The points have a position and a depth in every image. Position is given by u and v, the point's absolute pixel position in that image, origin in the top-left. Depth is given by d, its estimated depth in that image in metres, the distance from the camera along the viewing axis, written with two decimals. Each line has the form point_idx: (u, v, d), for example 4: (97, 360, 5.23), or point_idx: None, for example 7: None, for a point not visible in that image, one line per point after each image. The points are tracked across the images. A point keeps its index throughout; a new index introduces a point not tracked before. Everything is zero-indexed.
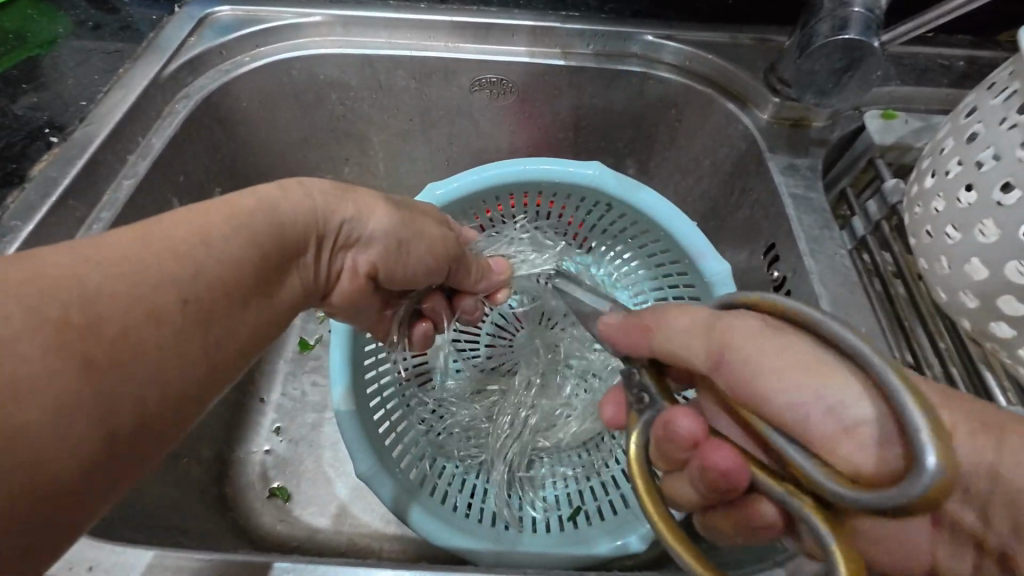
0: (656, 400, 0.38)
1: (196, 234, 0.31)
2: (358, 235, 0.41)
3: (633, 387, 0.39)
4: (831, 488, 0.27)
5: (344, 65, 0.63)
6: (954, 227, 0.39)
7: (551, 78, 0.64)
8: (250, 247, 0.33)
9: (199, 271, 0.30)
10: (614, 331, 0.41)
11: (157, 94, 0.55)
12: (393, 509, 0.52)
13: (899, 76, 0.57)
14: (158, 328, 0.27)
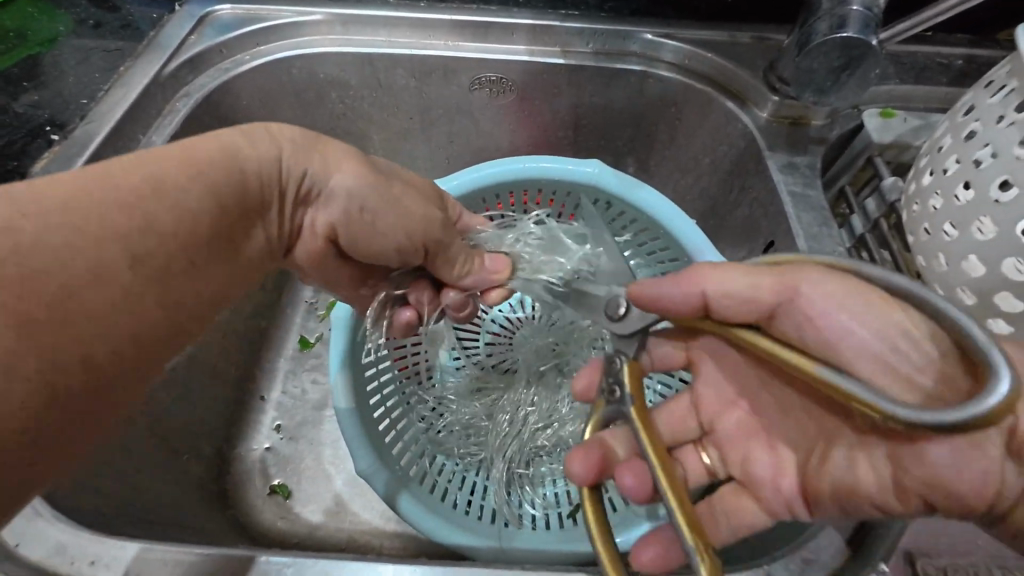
0: (626, 396, 0.39)
1: (148, 182, 0.32)
2: (321, 190, 0.42)
3: (608, 377, 0.41)
4: (903, 411, 0.27)
5: (344, 63, 0.63)
6: (952, 224, 0.40)
7: (551, 76, 0.64)
8: (205, 198, 0.35)
9: (149, 225, 0.32)
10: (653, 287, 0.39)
11: (157, 92, 0.55)
12: (388, 501, 0.53)
13: (898, 75, 0.57)
14: (102, 285, 0.30)
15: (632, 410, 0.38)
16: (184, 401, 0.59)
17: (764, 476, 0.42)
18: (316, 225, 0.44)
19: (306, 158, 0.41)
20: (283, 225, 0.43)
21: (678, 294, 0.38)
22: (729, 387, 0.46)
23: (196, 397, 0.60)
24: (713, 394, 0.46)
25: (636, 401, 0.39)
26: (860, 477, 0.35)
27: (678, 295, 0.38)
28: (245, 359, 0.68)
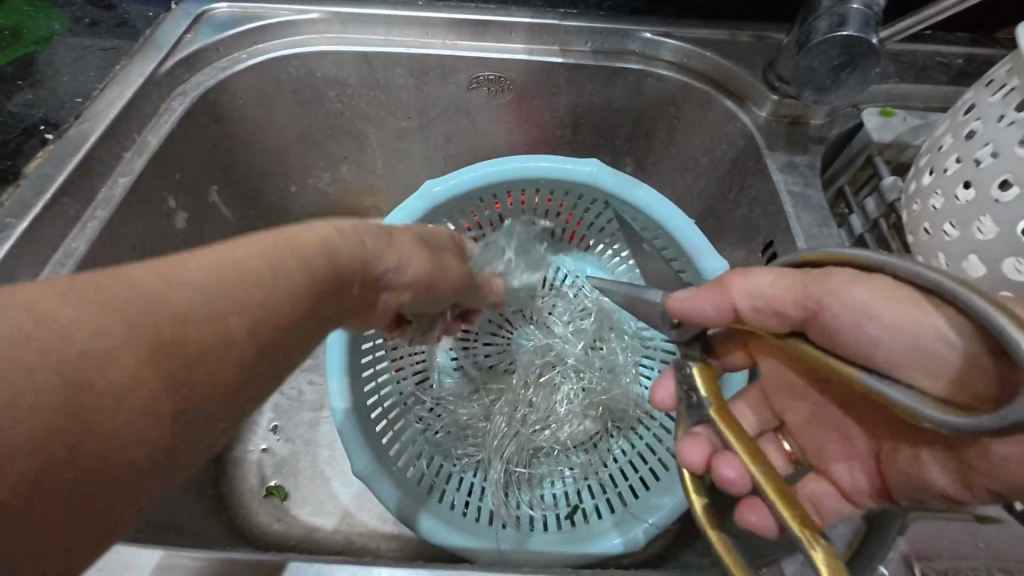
0: (703, 400, 0.38)
1: (257, 258, 0.25)
2: (397, 281, 0.35)
3: (683, 386, 0.40)
4: (931, 413, 0.28)
5: (342, 62, 0.63)
6: (953, 224, 0.39)
7: (550, 75, 0.64)
8: (296, 275, 0.26)
9: (250, 298, 0.24)
10: (688, 303, 0.40)
11: (153, 91, 0.54)
12: (399, 514, 0.52)
13: (898, 73, 0.56)
14: (212, 359, 0.22)
15: (711, 411, 0.37)
16: None
17: (842, 474, 0.42)
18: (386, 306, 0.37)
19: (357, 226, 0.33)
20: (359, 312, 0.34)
21: (711, 310, 0.39)
22: (794, 378, 0.44)
23: None
24: (784, 382, 0.45)
25: (714, 402, 0.38)
26: (927, 475, 0.35)
27: (712, 311, 0.39)
28: None
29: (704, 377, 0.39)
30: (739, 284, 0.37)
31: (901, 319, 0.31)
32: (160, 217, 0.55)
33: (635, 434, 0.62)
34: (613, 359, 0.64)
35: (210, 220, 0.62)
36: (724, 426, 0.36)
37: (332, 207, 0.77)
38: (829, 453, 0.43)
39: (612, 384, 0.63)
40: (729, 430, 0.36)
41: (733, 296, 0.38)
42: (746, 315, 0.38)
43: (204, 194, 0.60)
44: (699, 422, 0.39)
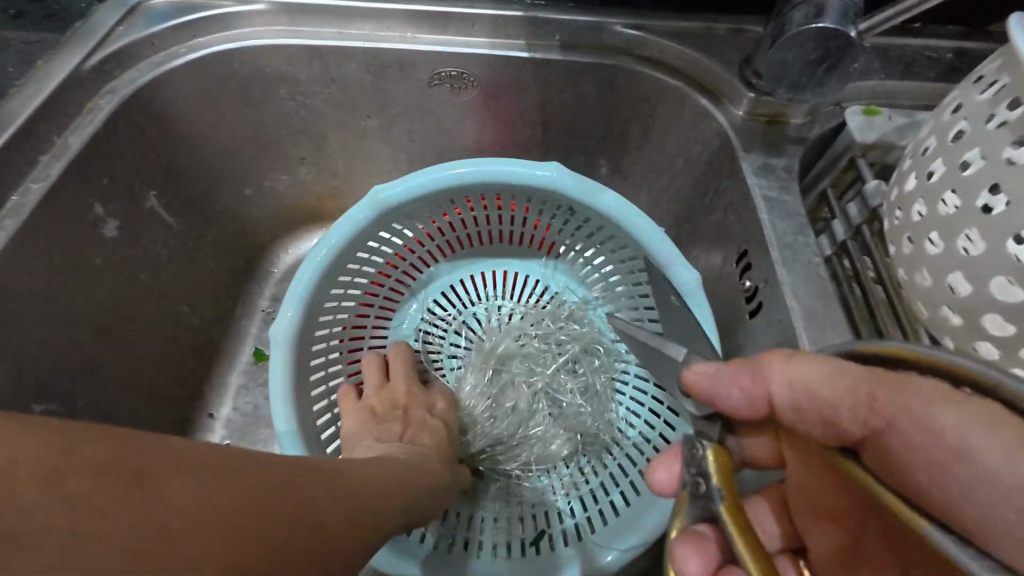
0: (713, 491, 0.34)
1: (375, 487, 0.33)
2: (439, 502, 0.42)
3: (690, 467, 0.36)
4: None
5: (292, 57, 0.58)
6: (937, 235, 0.36)
7: (515, 71, 0.60)
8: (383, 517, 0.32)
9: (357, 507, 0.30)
10: (713, 381, 0.36)
11: (76, 89, 0.50)
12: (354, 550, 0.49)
13: (882, 69, 0.53)
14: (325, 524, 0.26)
15: (721, 507, 0.33)
16: (115, 425, 0.54)
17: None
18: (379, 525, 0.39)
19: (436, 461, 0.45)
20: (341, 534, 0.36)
21: (739, 396, 0.35)
22: (831, 503, 0.39)
23: (131, 419, 0.56)
24: (811, 500, 0.40)
25: (727, 496, 0.33)
26: None
27: (740, 397, 0.35)
28: (192, 374, 0.64)
29: (717, 463, 0.35)
30: (778, 370, 0.33)
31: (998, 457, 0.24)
32: (86, 227, 0.51)
33: (607, 457, 0.58)
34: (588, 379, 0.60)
35: (150, 228, 0.58)
36: (736, 532, 0.31)
37: (291, 210, 0.73)
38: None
39: (586, 406, 0.59)
40: (742, 537, 0.31)
41: (769, 384, 0.34)
42: (781, 410, 0.34)
43: (142, 199, 0.56)
44: (700, 519, 0.35)
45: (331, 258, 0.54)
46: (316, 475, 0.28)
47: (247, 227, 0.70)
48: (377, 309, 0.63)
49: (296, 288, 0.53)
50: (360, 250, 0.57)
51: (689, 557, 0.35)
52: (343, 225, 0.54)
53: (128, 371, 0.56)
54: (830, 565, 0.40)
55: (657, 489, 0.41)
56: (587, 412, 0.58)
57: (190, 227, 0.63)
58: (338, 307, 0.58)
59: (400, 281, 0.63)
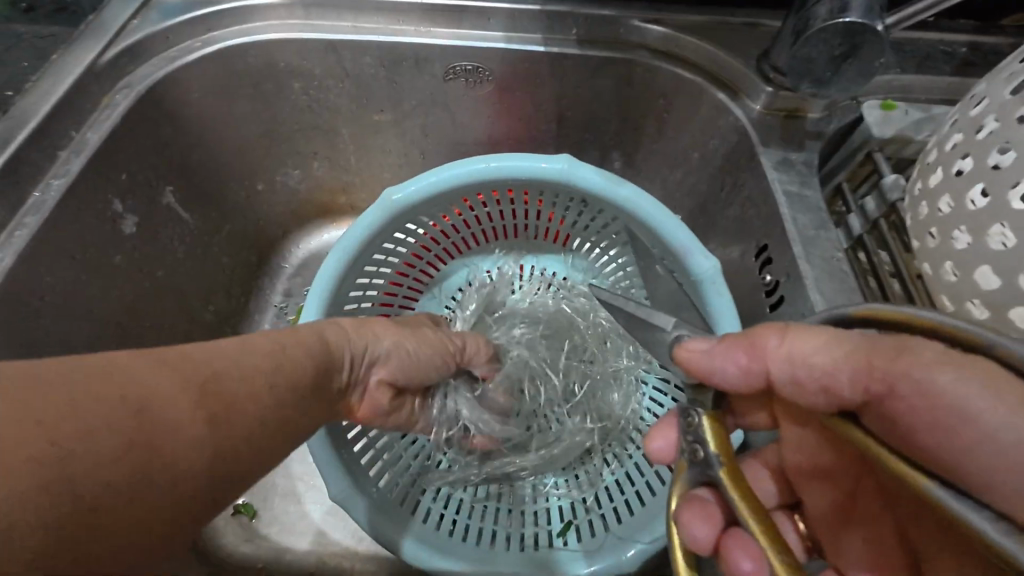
0: (712, 457, 0.34)
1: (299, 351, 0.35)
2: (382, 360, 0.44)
3: (687, 435, 0.36)
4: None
5: (306, 51, 0.58)
6: (965, 230, 0.36)
7: (531, 65, 0.59)
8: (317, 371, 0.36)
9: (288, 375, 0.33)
10: (711, 361, 0.35)
11: (92, 84, 0.49)
12: (381, 540, 0.49)
13: (900, 63, 0.53)
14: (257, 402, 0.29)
15: (721, 472, 0.33)
16: None
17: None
18: (377, 382, 0.44)
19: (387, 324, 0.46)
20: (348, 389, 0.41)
21: (736, 371, 0.35)
22: (826, 460, 0.40)
23: None
24: (804, 460, 0.41)
25: (725, 461, 0.34)
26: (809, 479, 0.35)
27: (736, 371, 0.35)
28: None
29: (714, 429, 0.35)
30: (774, 345, 0.33)
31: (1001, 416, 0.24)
32: (105, 224, 0.50)
33: (629, 447, 0.59)
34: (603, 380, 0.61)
35: (166, 225, 0.57)
36: (739, 499, 0.32)
37: (303, 205, 0.72)
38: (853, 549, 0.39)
39: (601, 405, 0.60)
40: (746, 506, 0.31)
41: (767, 358, 0.33)
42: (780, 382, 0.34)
43: (158, 195, 0.56)
44: (701, 483, 0.35)
45: (349, 258, 0.54)
46: (185, 355, 0.27)
47: (259, 222, 0.70)
48: (398, 305, 0.63)
49: (320, 281, 0.52)
50: (377, 250, 0.57)
51: (695, 520, 0.34)
52: (361, 225, 0.53)
53: None
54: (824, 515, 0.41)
55: (654, 457, 0.40)
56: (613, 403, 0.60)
57: (204, 223, 0.62)
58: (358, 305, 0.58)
59: (425, 270, 0.64)
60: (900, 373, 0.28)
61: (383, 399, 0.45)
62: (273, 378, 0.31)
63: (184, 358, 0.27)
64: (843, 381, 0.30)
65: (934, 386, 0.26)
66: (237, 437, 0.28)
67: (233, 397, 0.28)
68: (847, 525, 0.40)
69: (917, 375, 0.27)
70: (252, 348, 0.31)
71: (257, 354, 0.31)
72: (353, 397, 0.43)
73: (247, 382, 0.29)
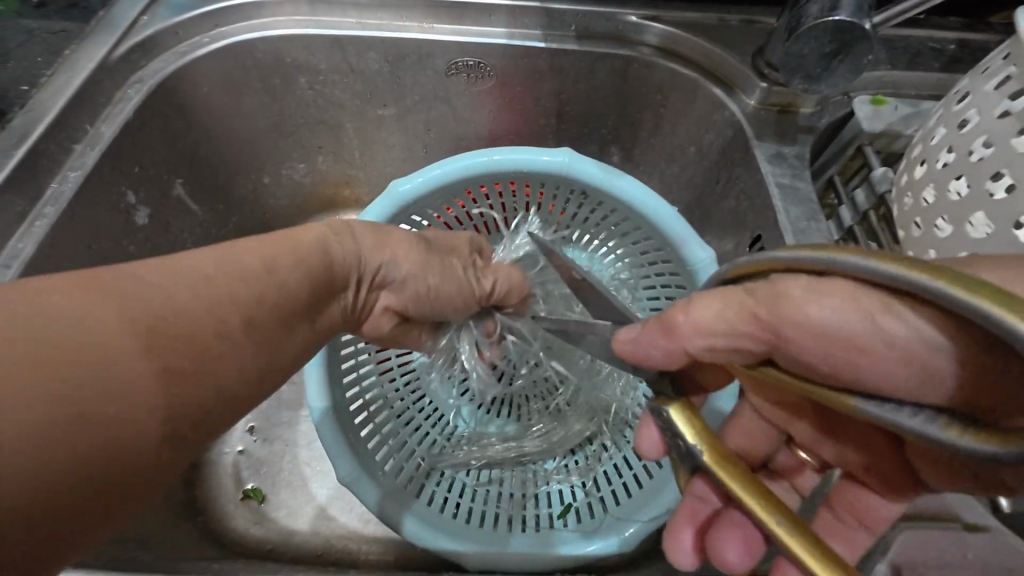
0: (692, 448, 0.34)
1: (268, 256, 0.32)
2: (391, 279, 0.44)
3: (667, 430, 0.36)
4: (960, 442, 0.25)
5: (312, 46, 0.59)
6: (946, 219, 0.38)
7: (532, 60, 0.61)
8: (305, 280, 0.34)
9: (265, 293, 0.30)
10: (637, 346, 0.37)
11: (105, 79, 0.51)
12: (383, 519, 0.51)
13: (890, 60, 0.55)
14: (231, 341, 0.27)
15: (705, 460, 0.33)
16: None
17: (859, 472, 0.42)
18: (383, 308, 0.45)
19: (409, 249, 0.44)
20: (360, 308, 0.42)
21: (659, 355, 0.36)
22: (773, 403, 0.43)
23: None
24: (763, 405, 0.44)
25: (707, 448, 0.34)
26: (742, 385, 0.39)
27: (659, 354, 0.36)
28: None
29: (684, 420, 0.35)
30: (682, 322, 0.34)
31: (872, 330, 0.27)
32: (119, 215, 0.52)
33: (629, 433, 0.61)
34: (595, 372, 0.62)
35: (177, 217, 0.59)
36: (728, 479, 0.32)
37: (308, 198, 0.74)
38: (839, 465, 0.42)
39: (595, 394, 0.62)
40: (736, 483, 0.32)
41: (682, 342, 0.34)
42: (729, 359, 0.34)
43: (168, 187, 0.57)
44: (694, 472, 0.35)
45: None
46: (143, 301, 0.24)
47: (266, 215, 0.71)
48: None
49: None
50: None
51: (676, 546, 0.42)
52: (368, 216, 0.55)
53: None
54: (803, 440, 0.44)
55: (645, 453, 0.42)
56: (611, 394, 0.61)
57: (212, 215, 0.64)
58: None
59: None
60: (789, 321, 0.29)
61: (386, 324, 0.46)
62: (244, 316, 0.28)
63: (163, 301, 0.25)
64: (758, 347, 0.32)
65: (815, 323, 0.28)
66: (207, 392, 0.26)
67: (204, 344, 0.26)
68: (823, 445, 0.43)
69: (802, 321, 0.28)
70: (219, 276, 0.28)
71: (227, 283, 0.28)
72: (362, 317, 0.44)
73: (211, 326, 0.26)
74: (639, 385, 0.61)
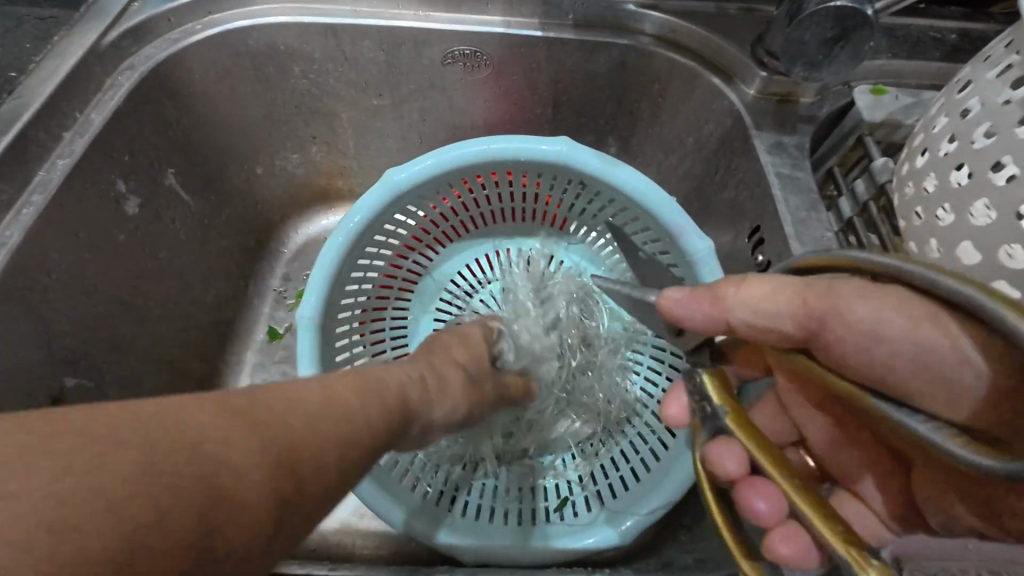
0: (717, 409, 0.35)
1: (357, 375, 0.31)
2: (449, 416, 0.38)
3: (695, 395, 0.37)
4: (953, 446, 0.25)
5: (306, 34, 0.58)
6: (948, 208, 0.37)
7: (528, 49, 0.60)
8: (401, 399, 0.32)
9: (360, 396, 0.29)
10: (679, 305, 0.38)
11: (95, 64, 0.50)
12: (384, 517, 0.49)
13: (890, 49, 0.54)
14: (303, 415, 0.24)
15: (728, 421, 0.34)
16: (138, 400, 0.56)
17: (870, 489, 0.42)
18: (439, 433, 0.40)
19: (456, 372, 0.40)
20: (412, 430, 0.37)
21: (702, 319, 0.37)
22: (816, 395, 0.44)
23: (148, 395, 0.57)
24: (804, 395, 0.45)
25: (730, 410, 0.34)
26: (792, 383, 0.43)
27: (701, 320, 0.37)
28: (210, 349, 0.66)
29: (714, 384, 0.35)
30: (732, 296, 0.35)
31: (900, 329, 0.28)
32: (108, 204, 0.51)
33: (628, 428, 0.59)
34: (600, 369, 0.61)
35: (168, 207, 0.58)
36: (744, 438, 0.33)
37: (302, 190, 0.73)
38: (852, 472, 0.43)
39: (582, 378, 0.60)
40: (753, 442, 0.32)
41: (728, 309, 0.35)
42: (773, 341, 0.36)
43: (160, 177, 0.57)
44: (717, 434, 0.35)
45: (349, 239, 0.54)
46: (192, 404, 0.22)
47: (258, 206, 0.70)
48: (397, 289, 0.63)
49: (320, 263, 0.53)
50: (376, 233, 0.57)
51: (728, 453, 0.34)
52: (362, 206, 0.54)
53: (147, 349, 0.57)
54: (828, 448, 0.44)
55: (670, 423, 0.41)
56: (612, 391, 0.60)
57: (205, 206, 0.63)
58: (359, 289, 0.58)
59: (422, 255, 0.64)
60: (832, 312, 0.31)
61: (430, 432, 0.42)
62: (287, 417, 0.24)
63: None
64: (798, 334, 0.34)
65: (854, 318, 0.30)
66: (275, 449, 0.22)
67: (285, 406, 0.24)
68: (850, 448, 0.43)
69: (842, 310, 0.31)
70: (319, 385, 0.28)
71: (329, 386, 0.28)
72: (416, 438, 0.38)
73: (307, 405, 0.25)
74: (638, 380, 0.61)
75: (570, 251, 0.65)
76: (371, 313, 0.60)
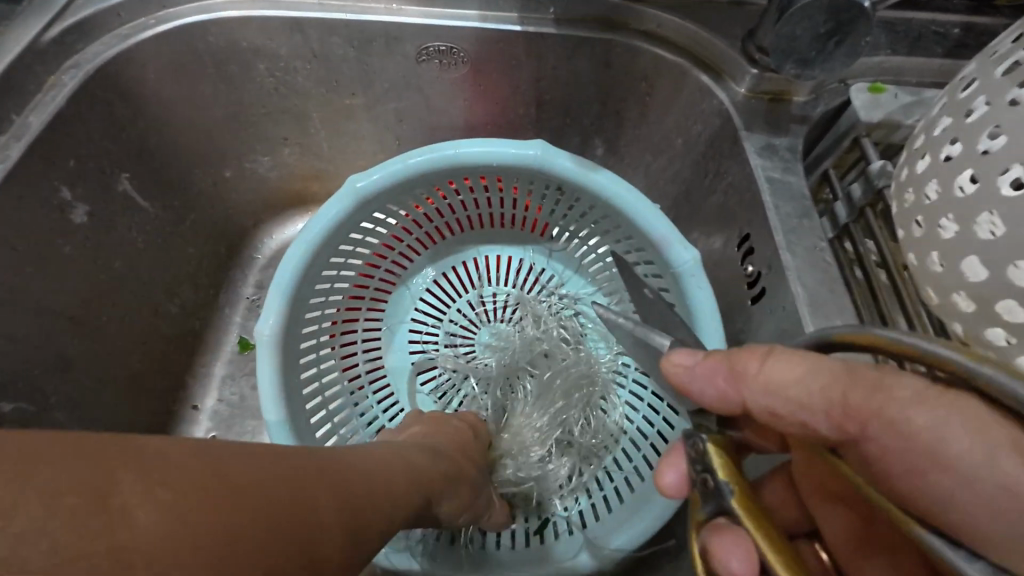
0: (722, 485, 0.31)
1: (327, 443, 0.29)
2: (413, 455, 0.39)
3: (695, 464, 0.33)
4: None
5: (270, 29, 0.55)
6: (951, 218, 0.34)
7: (506, 45, 0.57)
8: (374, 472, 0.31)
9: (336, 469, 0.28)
10: (684, 373, 0.34)
11: (35, 63, 0.46)
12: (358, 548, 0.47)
13: (890, 45, 0.51)
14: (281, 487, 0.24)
15: (733, 502, 0.31)
16: (90, 419, 0.53)
17: None
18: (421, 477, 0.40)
19: (432, 464, 0.38)
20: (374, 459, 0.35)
21: (713, 391, 0.33)
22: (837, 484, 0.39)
23: (103, 413, 0.54)
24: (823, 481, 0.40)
25: (736, 490, 0.31)
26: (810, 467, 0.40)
27: (713, 395, 0.33)
28: (175, 363, 0.63)
29: (718, 453, 0.32)
30: (753, 372, 0.30)
31: (956, 440, 0.24)
32: (52, 213, 0.48)
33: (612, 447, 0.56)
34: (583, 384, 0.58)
35: (122, 215, 0.55)
36: (752, 529, 0.29)
37: (274, 194, 0.69)
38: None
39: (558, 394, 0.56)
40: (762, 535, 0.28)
41: (744, 389, 0.31)
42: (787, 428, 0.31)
43: (112, 182, 0.53)
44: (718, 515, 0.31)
45: (314, 247, 0.51)
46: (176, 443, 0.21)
47: (226, 210, 0.67)
48: (369, 302, 0.60)
49: (282, 273, 0.50)
50: (344, 241, 0.54)
51: (733, 548, 0.29)
52: (326, 212, 0.51)
53: (101, 365, 0.54)
54: (844, 545, 0.38)
55: (667, 494, 0.38)
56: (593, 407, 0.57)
57: (166, 212, 0.60)
58: (326, 301, 0.55)
59: (396, 262, 0.61)
60: (877, 414, 0.27)
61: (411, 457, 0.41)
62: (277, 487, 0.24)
63: None
64: (831, 436, 0.29)
65: (907, 417, 0.25)
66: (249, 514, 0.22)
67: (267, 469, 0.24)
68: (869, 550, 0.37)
69: (894, 415, 0.26)
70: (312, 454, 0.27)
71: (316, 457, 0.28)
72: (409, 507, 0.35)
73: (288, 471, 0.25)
74: (623, 390, 0.58)
75: (554, 261, 0.62)
76: (341, 324, 0.57)
